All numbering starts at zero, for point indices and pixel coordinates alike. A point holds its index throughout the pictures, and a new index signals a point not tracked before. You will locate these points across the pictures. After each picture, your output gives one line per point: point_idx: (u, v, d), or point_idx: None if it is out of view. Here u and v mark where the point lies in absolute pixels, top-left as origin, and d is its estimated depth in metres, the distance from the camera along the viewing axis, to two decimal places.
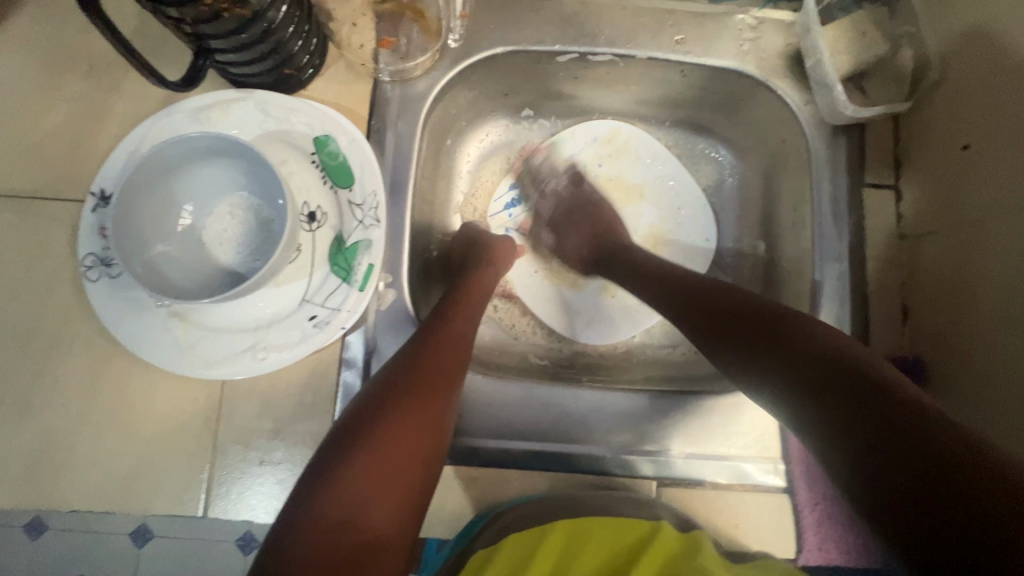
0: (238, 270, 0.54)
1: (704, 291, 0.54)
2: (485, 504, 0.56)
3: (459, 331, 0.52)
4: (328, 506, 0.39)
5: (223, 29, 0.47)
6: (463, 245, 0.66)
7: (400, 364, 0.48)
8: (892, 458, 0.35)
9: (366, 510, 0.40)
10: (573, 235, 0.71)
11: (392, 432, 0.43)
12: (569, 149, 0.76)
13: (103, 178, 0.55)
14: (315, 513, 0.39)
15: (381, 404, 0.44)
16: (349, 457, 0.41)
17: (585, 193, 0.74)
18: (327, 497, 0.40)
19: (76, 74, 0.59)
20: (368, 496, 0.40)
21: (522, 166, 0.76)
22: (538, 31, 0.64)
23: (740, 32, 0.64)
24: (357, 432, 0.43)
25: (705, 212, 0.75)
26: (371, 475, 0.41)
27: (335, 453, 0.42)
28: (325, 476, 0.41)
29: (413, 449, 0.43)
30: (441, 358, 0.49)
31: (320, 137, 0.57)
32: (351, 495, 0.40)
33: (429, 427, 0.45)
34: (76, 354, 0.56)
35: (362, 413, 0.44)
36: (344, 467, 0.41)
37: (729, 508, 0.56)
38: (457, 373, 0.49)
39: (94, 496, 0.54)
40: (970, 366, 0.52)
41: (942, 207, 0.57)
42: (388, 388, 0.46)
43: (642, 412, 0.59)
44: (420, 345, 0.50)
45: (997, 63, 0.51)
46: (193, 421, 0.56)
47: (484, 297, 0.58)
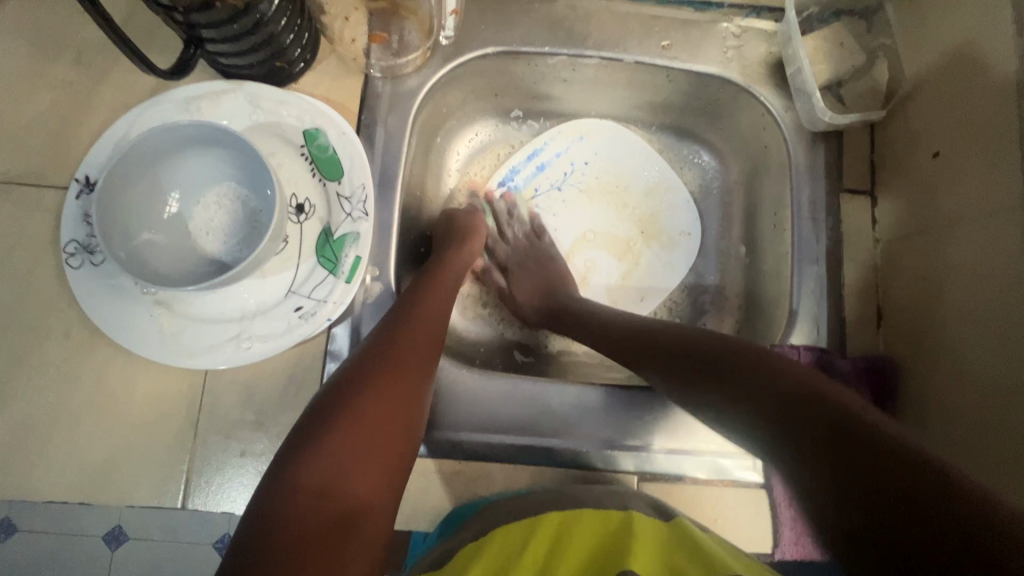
0: (224, 260, 0.54)
1: (636, 343, 0.55)
2: (468, 497, 0.56)
3: (438, 307, 0.54)
4: (308, 475, 0.40)
5: (214, 19, 0.47)
6: (447, 233, 0.66)
7: (378, 341, 0.49)
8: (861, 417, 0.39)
9: (345, 479, 0.41)
10: (526, 283, 0.69)
11: (367, 404, 0.44)
12: (553, 146, 0.77)
13: (88, 164, 0.55)
14: (295, 481, 0.40)
15: (359, 377, 0.45)
16: (331, 425, 0.42)
17: (539, 243, 0.73)
18: (306, 466, 0.41)
19: (64, 61, 0.59)
20: (351, 463, 0.41)
21: (511, 164, 0.76)
22: (529, 33, 0.65)
23: (724, 40, 0.66)
24: (335, 404, 0.44)
25: (690, 214, 0.77)
26: (354, 442, 0.42)
27: (318, 423, 0.43)
28: (308, 444, 0.42)
29: (394, 418, 0.45)
30: (421, 333, 0.51)
31: (310, 130, 0.57)
32: (329, 465, 0.41)
33: (409, 395, 0.47)
34: (55, 342, 0.55)
35: (344, 383, 0.45)
36: (327, 434, 0.42)
37: (708, 502, 0.57)
38: (436, 346, 0.51)
39: (70, 487, 0.54)
40: (937, 365, 0.54)
41: (914, 212, 0.59)
42: (369, 359, 0.47)
43: (625, 408, 0.59)
44: (399, 319, 0.51)
45: (966, 75, 0.53)
46: (174, 412, 0.55)
47: (459, 279, 0.60)
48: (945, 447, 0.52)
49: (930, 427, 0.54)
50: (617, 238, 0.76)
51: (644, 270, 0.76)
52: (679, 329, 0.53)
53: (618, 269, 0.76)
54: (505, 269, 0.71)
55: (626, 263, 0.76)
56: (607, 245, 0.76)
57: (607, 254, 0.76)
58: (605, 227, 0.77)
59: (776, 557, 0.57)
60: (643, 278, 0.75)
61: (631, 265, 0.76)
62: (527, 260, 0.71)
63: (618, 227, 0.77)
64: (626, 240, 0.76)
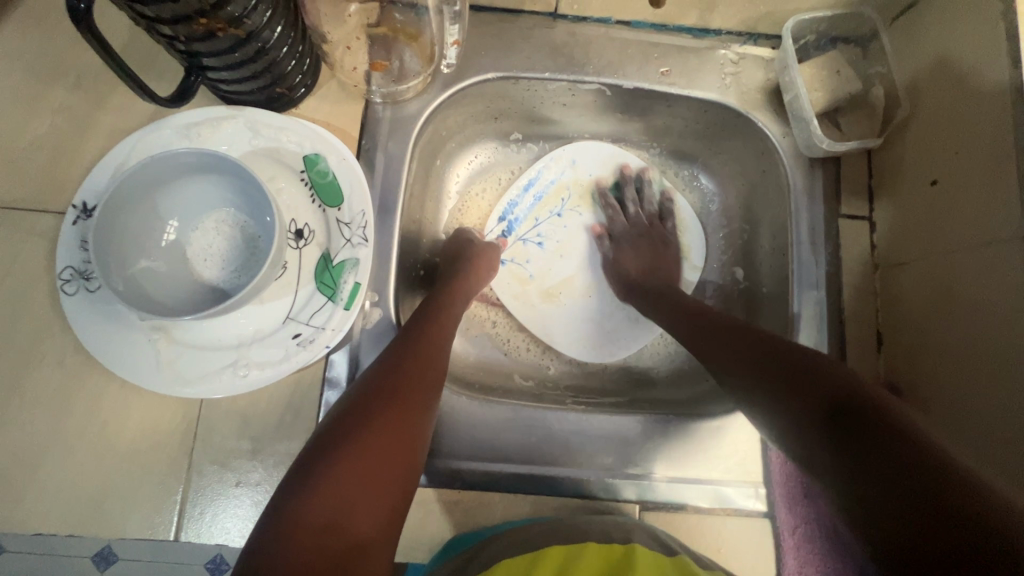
0: (222, 288, 0.54)
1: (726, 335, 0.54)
2: (467, 526, 0.56)
3: (440, 338, 0.53)
4: (311, 512, 0.39)
5: (216, 47, 0.47)
6: (448, 261, 0.66)
7: (381, 372, 0.48)
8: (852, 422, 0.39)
9: (349, 516, 0.40)
10: (632, 257, 0.72)
11: (369, 437, 0.43)
12: (536, 178, 0.77)
13: (85, 191, 0.54)
14: (297, 518, 0.39)
15: (361, 410, 0.45)
16: (335, 459, 0.42)
17: (662, 225, 0.76)
18: (310, 503, 0.40)
19: (63, 87, 0.59)
20: (354, 498, 0.41)
21: (508, 197, 0.76)
22: (528, 59, 0.65)
23: (722, 66, 0.66)
24: (337, 438, 0.43)
25: (694, 231, 0.77)
26: (354, 477, 0.41)
27: (319, 457, 0.42)
28: (310, 479, 0.41)
29: (395, 453, 0.44)
30: (423, 365, 0.50)
31: (310, 156, 0.57)
32: (332, 501, 0.40)
33: (410, 429, 0.46)
34: (48, 369, 0.54)
35: (347, 416, 0.45)
36: (329, 467, 0.41)
37: (711, 532, 0.57)
38: (438, 378, 0.51)
39: (60, 518, 0.52)
40: (939, 396, 0.54)
41: (912, 240, 0.59)
42: (370, 391, 0.47)
43: (626, 435, 0.59)
44: (400, 350, 0.51)
45: (963, 104, 0.54)
46: (168, 440, 0.54)
47: (462, 302, 0.60)
48: None
49: None
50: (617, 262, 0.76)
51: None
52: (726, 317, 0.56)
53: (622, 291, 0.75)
54: (615, 239, 0.74)
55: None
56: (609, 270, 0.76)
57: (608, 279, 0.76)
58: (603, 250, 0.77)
59: None
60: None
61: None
62: (642, 239, 0.73)
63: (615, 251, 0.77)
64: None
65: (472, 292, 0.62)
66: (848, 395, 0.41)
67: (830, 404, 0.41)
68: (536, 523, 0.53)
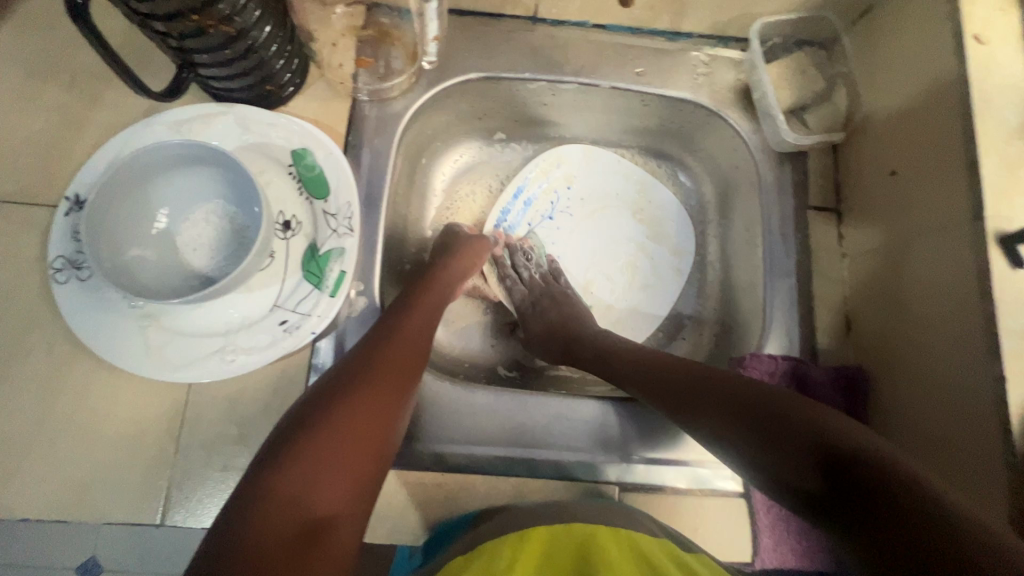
0: (211, 277, 0.55)
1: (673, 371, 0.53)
2: (450, 509, 0.57)
3: (421, 326, 0.55)
4: (276, 486, 0.41)
5: (207, 44, 0.50)
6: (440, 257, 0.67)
7: (356, 358, 0.50)
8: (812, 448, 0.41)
9: (312, 493, 0.41)
10: (540, 323, 0.68)
11: (339, 418, 0.44)
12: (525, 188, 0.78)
13: (78, 183, 0.56)
14: (262, 492, 0.40)
15: (334, 392, 0.46)
16: (303, 438, 0.43)
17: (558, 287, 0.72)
18: (275, 479, 0.41)
19: (58, 85, 0.61)
20: (314, 474, 0.42)
21: (500, 202, 0.78)
22: (509, 60, 0.68)
23: (695, 67, 0.70)
24: (307, 419, 0.44)
25: (680, 222, 0.79)
26: (320, 456, 0.42)
27: (288, 437, 0.43)
28: (279, 454, 0.42)
29: (366, 433, 0.45)
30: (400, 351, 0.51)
31: (298, 151, 0.59)
32: (298, 477, 0.41)
33: (384, 411, 0.47)
34: (38, 357, 0.55)
35: (321, 396, 0.46)
36: (295, 446, 0.42)
37: (689, 512, 0.58)
38: (416, 364, 0.52)
39: (46, 504, 0.53)
40: (903, 374, 0.56)
41: (876, 229, 0.62)
42: (344, 376, 0.48)
43: (605, 420, 0.61)
44: (377, 338, 0.52)
45: (917, 99, 0.57)
46: (156, 426, 0.55)
47: (441, 290, 0.61)
48: (915, 453, 0.54)
49: (901, 436, 0.56)
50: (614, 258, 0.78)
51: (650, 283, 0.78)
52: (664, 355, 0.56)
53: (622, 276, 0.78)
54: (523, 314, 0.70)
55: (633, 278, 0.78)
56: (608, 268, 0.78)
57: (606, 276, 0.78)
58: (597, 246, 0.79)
59: (757, 566, 0.58)
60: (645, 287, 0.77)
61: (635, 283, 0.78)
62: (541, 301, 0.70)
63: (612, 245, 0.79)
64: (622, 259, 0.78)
65: (454, 281, 0.63)
66: (803, 424, 0.42)
67: (786, 431, 0.42)
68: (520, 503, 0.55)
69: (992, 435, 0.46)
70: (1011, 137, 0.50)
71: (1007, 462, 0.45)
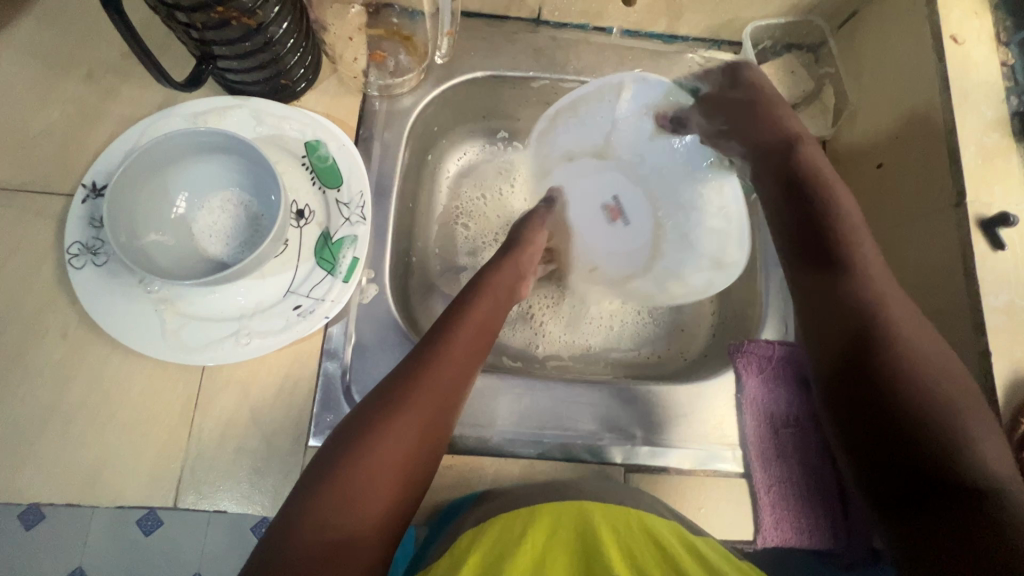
0: (225, 262, 0.56)
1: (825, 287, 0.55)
2: (460, 490, 0.58)
3: (473, 346, 0.55)
4: (317, 514, 0.42)
5: (228, 36, 0.52)
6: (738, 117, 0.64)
7: (399, 378, 0.50)
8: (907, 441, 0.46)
9: (354, 517, 0.42)
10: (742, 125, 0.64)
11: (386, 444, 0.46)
12: (607, 107, 0.70)
13: (95, 172, 0.57)
14: (308, 519, 0.42)
15: (378, 416, 0.47)
16: (353, 465, 0.44)
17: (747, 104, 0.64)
18: (315, 507, 0.42)
19: (74, 78, 0.62)
20: (364, 499, 0.43)
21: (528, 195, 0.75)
22: (514, 59, 0.71)
23: (691, 68, 0.73)
24: (352, 444, 0.46)
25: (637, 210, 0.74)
26: (363, 483, 0.44)
27: (336, 461, 0.45)
28: (324, 481, 0.44)
29: (418, 454, 0.47)
30: (456, 372, 0.52)
31: (311, 142, 0.61)
32: (340, 504, 0.43)
33: (433, 437, 0.49)
34: (51, 342, 0.56)
35: (375, 416, 0.47)
36: (352, 473, 0.44)
37: (692, 492, 0.60)
38: (467, 382, 0.53)
39: (58, 488, 0.53)
40: None
41: (865, 219, 0.65)
42: (387, 399, 0.48)
43: (611, 403, 0.62)
44: (423, 356, 0.52)
45: (901, 97, 0.61)
46: (169, 410, 0.56)
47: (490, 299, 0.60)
48: None
49: None
50: (679, 209, 0.71)
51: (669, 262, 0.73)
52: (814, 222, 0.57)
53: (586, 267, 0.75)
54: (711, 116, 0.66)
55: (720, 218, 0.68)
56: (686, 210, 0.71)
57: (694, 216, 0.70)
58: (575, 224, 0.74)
59: (759, 544, 0.59)
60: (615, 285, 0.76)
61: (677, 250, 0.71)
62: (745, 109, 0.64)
63: (598, 221, 0.74)
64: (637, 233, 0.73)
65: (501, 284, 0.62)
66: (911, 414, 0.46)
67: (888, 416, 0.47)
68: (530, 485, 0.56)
69: None
70: (985, 131, 0.54)
71: (993, 432, 0.48)
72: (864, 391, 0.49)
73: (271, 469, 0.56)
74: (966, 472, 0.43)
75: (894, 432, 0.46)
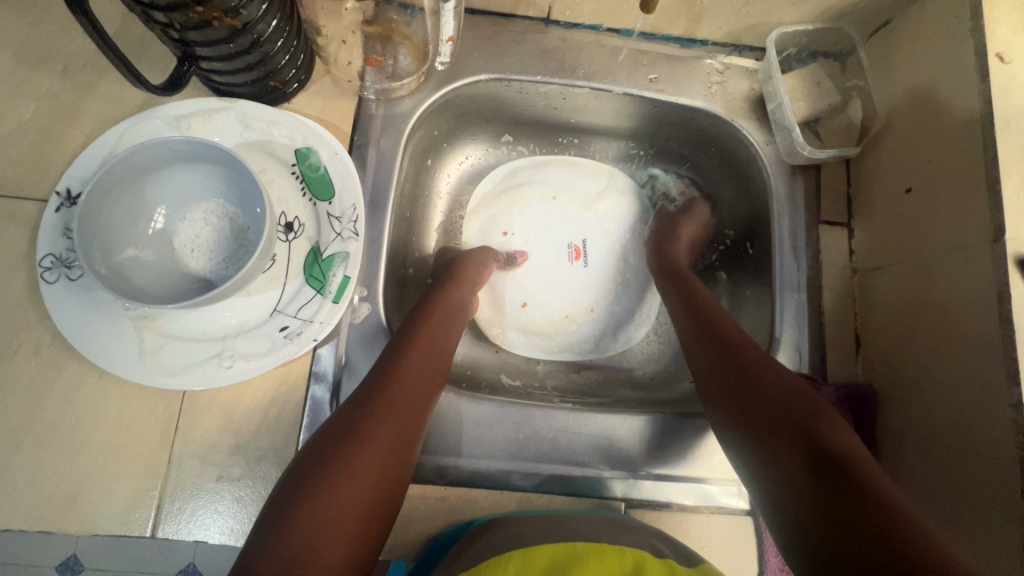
0: (208, 279, 0.53)
1: (726, 334, 0.54)
2: (452, 523, 0.55)
3: (434, 370, 0.52)
4: (274, 553, 0.37)
5: (211, 37, 0.47)
6: (662, 230, 0.72)
7: (359, 399, 0.46)
8: (832, 475, 0.41)
9: (311, 560, 0.38)
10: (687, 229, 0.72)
11: (344, 475, 0.41)
12: (594, 173, 0.78)
13: (70, 178, 0.54)
14: (261, 560, 0.37)
15: (334, 442, 0.43)
16: (312, 498, 0.40)
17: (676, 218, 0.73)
18: (273, 544, 0.38)
19: (50, 73, 0.58)
20: (319, 539, 0.39)
21: (475, 226, 0.75)
22: (521, 62, 0.67)
23: (709, 75, 0.69)
24: (308, 474, 0.41)
25: (594, 253, 0.76)
26: (320, 519, 0.39)
27: (289, 494, 0.40)
28: (281, 518, 0.39)
29: (373, 489, 0.42)
30: (408, 399, 0.48)
31: (301, 149, 0.57)
32: (295, 544, 0.38)
33: (395, 467, 0.45)
34: (23, 359, 0.53)
35: (338, 436, 0.43)
36: (308, 506, 0.39)
37: (696, 530, 0.57)
38: (425, 407, 0.50)
39: (29, 514, 0.50)
40: (915, 395, 0.56)
41: (889, 245, 0.61)
42: (346, 422, 0.44)
43: (611, 433, 0.59)
44: (381, 375, 0.49)
45: (935, 118, 0.56)
46: (148, 434, 0.53)
47: (451, 320, 0.58)
48: (927, 479, 0.53)
49: (907, 455, 0.56)
50: (628, 265, 0.77)
51: (608, 315, 0.75)
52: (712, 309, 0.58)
53: (514, 302, 0.74)
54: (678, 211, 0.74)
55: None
56: (638, 277, 0.77)
57: (645, 289, 0.76)
58: (539, 257, 0.75)
59: None
60: (524, 330, 0.73)
61: (618, 304, 0.76)
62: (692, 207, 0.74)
63: (561, 257, 0.76)
64: (592, 280, 0.76)
65: (457, 305, 0.60)
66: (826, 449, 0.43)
67: (813, 449, 0.43)
68: (527, 519, 0.53)
69: (1009, 462, 0.46)
70: None
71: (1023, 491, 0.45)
72: (780, 423, 0.46)
73: (256, 497, 0.53)
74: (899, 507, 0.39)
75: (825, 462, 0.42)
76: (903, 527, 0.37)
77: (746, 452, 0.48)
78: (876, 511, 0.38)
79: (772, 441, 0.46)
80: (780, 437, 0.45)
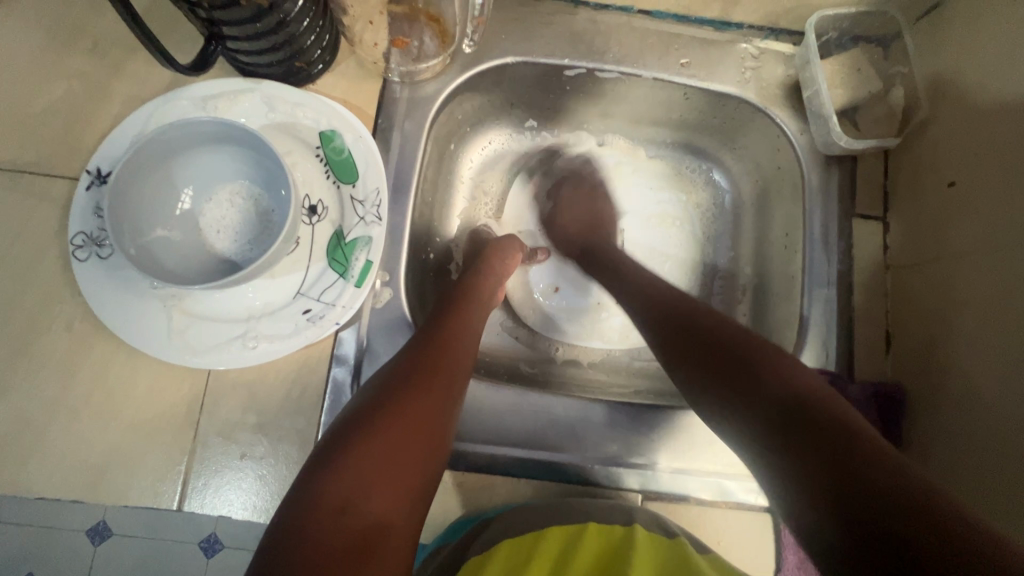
0: (233, 260, 0.53)
1: (679, 313, 0.54)
2: (469, 509, 0.56)
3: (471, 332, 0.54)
4: (326, 491, 0.39)
5: (238, 17, 0.46)
6: (576, 198, 0.75)
7: (403, 362, 0.48)
8: (811, 421, 0.39)
9: (364, 498, 0.39)
10: (570, 213, 0.74)
11: (393, 420, 0.43)
12: (636, 163, 0.79)
13: (100, 157, 0.54)
14: (315, 497, 0.39)
15: (379, 397, 0.45)
16: (361, 439, 0.41)
17: (590, 174, 0.77)
18: (324, 485, 0.39)
19: (80, 52, 0.58)
20: (371, 481, 0.40)
21: (512, 212, 0.77)
22: (548, 45, 0.65)
23: (743, 60, 0.66)
24: (355, 424, 0.43)
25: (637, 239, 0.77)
26: (372, 459, 0.41)
27: (337, 441, 0.42)
28: (326, 463, 0.41)
29: (422, 438, 0.44)
30: (451, 363, 0.50)
31: (326, 132, 0.57)
32: (347, 484, 0.39)
33: (442, 418, 0.46)
34: (57, 335, 0.54)
35: (385, 392, 0.45)
36: (359, 447, 0.41)
37: (712, 524, 0.57)
38: (465, 370, 0.51)
39: (63, 484, 0.52)
40: (951, 397, 0.54)
41: (929, 242, 0.59)
42: (394, 379, 0.46)
43: (629, 425, 0.59)
44: (421, 345, 0.50)
45: (986, 107, 0.53)
46: (174, 411, 0.54)
47: (483, 299, 0.59)
48: (960, 481, 0.52)
49: (937, 458, 0.54)
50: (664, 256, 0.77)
51: None
52: (656, 289, 0.58)
53: (543, 287, 0.75)
54: (554, 195, 0.76)
55: (693, 262, 0.77)
56: (675, 268, 0.77)
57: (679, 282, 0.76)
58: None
59: None
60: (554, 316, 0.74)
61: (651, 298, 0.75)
62: (569, 184, 0.76)
63: None
64: None
65: (487, 282, 0.61)
66: (799, 398, 0.41)
67: (789, 399, 0.41)
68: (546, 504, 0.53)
69: None
70: None
71: None
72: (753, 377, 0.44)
73: (278, 476, 0.54)
74: (857, 433, 0.37)
75: (801, 404, 0.40)
76: (859, 447, 0.36)
77: (725, 418, 0.45)
78: (844, 445, 0.37)
79: (749, 396, 0.43)
80: (755, 390, 0.43)
